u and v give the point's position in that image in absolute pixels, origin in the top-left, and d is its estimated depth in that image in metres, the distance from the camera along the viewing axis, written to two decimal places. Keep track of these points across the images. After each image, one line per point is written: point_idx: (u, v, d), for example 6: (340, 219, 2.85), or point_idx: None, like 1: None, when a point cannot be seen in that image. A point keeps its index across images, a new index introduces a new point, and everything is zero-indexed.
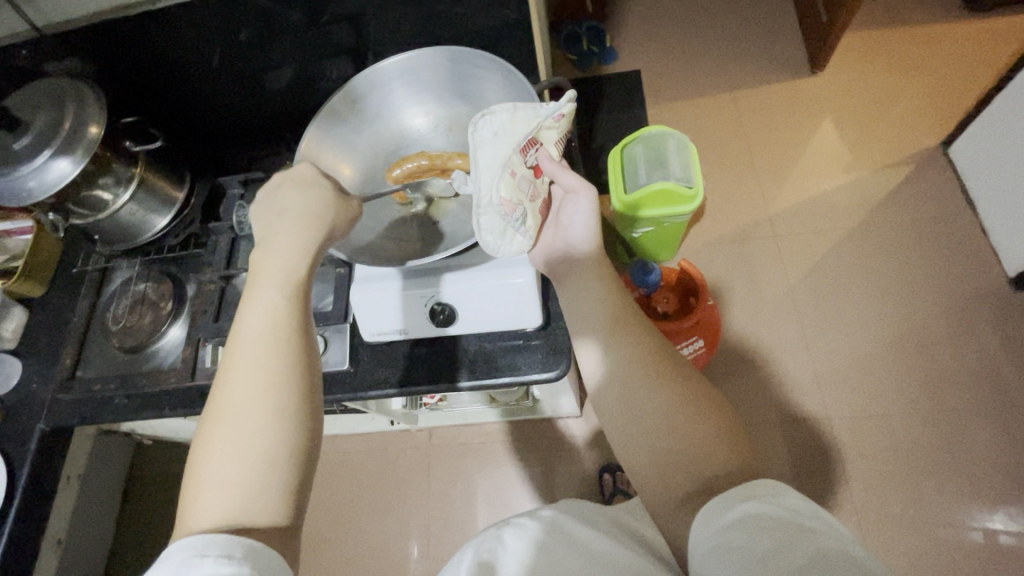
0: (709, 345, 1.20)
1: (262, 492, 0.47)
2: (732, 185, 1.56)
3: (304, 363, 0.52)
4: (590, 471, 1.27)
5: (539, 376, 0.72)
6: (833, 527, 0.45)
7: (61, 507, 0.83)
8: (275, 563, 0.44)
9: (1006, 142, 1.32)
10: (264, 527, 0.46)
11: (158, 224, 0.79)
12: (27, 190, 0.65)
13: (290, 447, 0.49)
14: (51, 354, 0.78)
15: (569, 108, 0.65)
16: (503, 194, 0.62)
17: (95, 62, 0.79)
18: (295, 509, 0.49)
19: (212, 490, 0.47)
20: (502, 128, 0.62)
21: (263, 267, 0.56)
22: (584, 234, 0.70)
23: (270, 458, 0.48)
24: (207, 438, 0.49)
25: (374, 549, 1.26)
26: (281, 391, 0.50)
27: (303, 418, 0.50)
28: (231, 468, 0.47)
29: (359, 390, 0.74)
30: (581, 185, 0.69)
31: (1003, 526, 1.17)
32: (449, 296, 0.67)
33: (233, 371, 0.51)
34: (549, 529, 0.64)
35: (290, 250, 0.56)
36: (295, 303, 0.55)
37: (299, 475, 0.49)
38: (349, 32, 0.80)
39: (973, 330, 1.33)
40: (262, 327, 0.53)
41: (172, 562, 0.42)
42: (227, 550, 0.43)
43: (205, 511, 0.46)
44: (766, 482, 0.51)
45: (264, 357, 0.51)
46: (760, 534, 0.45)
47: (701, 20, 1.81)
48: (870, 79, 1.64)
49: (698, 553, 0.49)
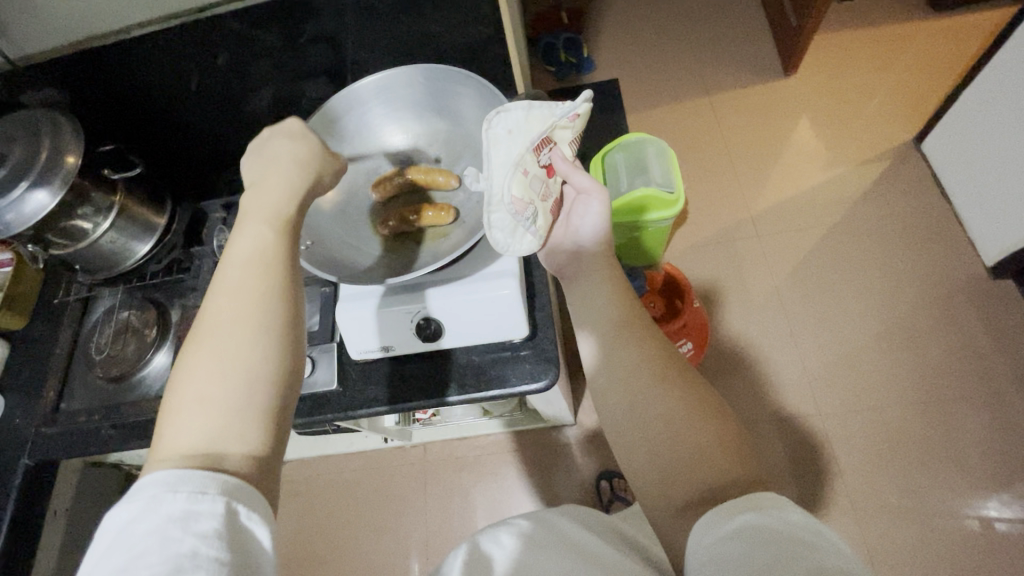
0: (698, 347, 1.18)
1: (244, 415, 0.44)
2: (715, 187, 1.55)
3: (290, 292, 0.49)
4: (586, 478, 1.26)
5: (528, 388, 0.68)
6: (834, 544, 0.43)
7: (50, 541, 0.82)
8: (254, 500, 0.42)
9: (979, 132, 1.31)
10: (241, 458, 0.43)
11: (140, 250, 0.79)
12: (6, 223, 0.64)
13: (275, 371, 0.46)
14: (32, 388, 0.78)
15: (585, 108, 0.64)
16: (515, 193, 0.60)
17: (70, 92, 0.79)
18: (276, 442, 0.45)
19: (189, 415, 0.43)
20: (516, 126, 0.61)
21: (253, 197, 0.54)
22: (595, 234, 0.69)
23: (253, 381, 0.45)
24: (186, 358, 0.46)
25: (373, 567, 1.25)
26: (270, 314, 0.47)
27: (288, 348, 0.47)
28: (208, 389, 0.44)
29: (348, 410, 0.70)
30: (593, 185, 0.67)
31: (998, 513, 1.16)
32: (435, 310, 0.65)
33: (218, 291, 0.48)
34: (544, 532, 0.63)
35: (281, 181, 0.55)
36: (284, 233, 0.52)
37: (282, 408, 0.46)
38: (327, 53, 0.80)
39: (960, 318, 1.33)
40: (251, 251, 0.50)
41: (142, 496, 0.39)
42: (201, 485, 0.40)
43: (181, 433, 0.43)
44: (772, 495, 0.48)
45: (252, 275, 0.48)
46: (758, 546, 0.43)
47: (677, 23, 1.81)
48: (845, 76, 1.63)
49: (693, 561, 0.47)
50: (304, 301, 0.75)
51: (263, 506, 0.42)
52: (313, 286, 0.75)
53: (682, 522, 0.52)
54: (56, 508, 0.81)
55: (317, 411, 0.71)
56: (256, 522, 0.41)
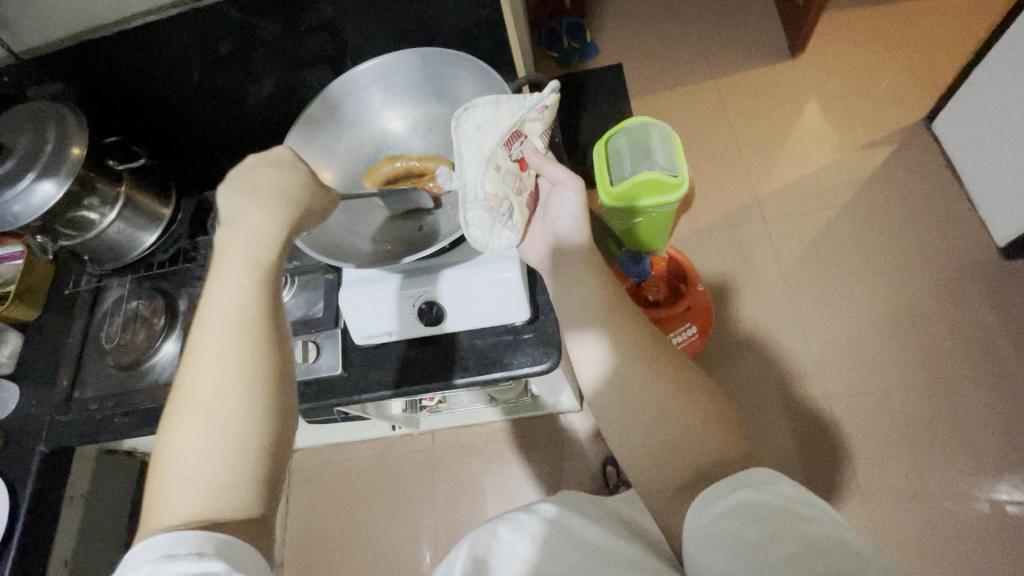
0: (702, 331, 1.20)
1: (233, 486, 0.45)
2: (721, 171, 1.53)
3: (274, 354, 0.50)
4: (591, 464, 1.27)
5: (530, 370, 0.69)
6: (828, 515, 0.43)
7: (66, 526, 0.84)
8: (249, 557, 0.44)
9: (989, 110, 1.29)
10: (234, 524, 0.45)
11: (146, 241, 0.81)
12: (14, 214, 0.65)
13: (261, 438, 0.47)
14: (46, 379, 0.80)
15: (553, 99, 0.64)
16: (488, 189, 0.60)
17: (75, 86, 0.82)
18: (266, 503, 0.47)
19: (178, 487, 0.45)
20: (485, 122, 0.62)
21: (229, 247, 0.52)
22: (572, 226, 0.67)
23: (242, 452, 0.46)
24: (173, 428, 0.47)
25: (383, 553, 1.27)
26: (252, 379, 0.48)
27: (275, 410, 0.48)
28: (197, 460, 0.45)
29: (353, 394, 0.71)
30: (567, 176, 0.67)
31: (1009, 495, 1.15)
32: (439, 294, 0.66)
33: (198, 356, 0.48)
34: (550, 527, 0.61)
35: (258, 229, 0.52)
36: (264, 285, 0.51)
37: (270, 471, 0.48)
38: (327, 39, 0.79)
39: (969, 299, 1.31)
40: (229, 312, 0.49)
41: (142, 563, 0.41)
42: (198, 547, 0.42)
43: (170, 508, 0.44)
44: (762, 468, 0.49)
45: (233, 345, 0.48)
46: (752, 523, 0.43)
47: (682, 6, 1.78)
48: (853, 57, 1.61)
49: (691, 542, 0.47)
50: (309, 287, 0.76)
51: (257, 561, 0.44)
52: (317, 273, 0.76)
53: (680, 506, 0.52)
54: (71, 494, 0.83)
55: (322, 397, 0.72)
56: None
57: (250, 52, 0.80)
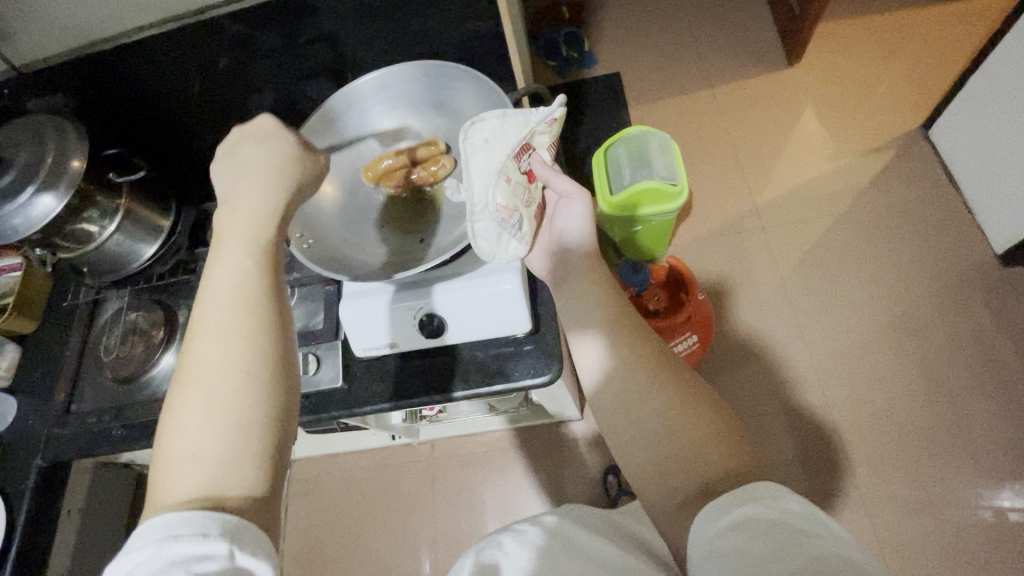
0: (702, 340, 1.20)
1: (239, 459, 0.45)
2: (719, 179, 1.54)
3: (276, 329, 0.50)
4: (592, 473, 1.26)
5: (532, 382, 0.68)
6: (834, 532, 0.43)
7: (63, 541, 0.84)
8: (256, 535, 0.43)
9: (985, 117, 1.30)
10: (239, 497, 0.44)
11: (146, 252, 0.80)
12: (13, 228, 0.65)
13: (265, 411, 0.47)
14: (42, 391, 0.79)
15: (561, 112, 0.64)
16: (499, 200, 0.61)
17: (72, 97, 0.81)
18: (273, 480, 0.47)
19: (184, 462, 0.45)
20: (493, 135, 0.63)
21: (230, 228, 0.53)
22: (581, 236, 0.68)
23: (247, 426, 0.46)
24: (177, 405, 0.47)
25: (383, 564, 1.26)
26: (253, 353, 0.48)
27: (277, 383, 0.48)
28: (201, 435, 0.45)
29: (354, 406, 0.71)
30: (574, 188, 0.67)
31: (1011, 503, 1.15)
32: (439, 306, 0.65)
33: (201, 333, 0.49)
34: (552, 537, 0.60)
35: (266, 214, 0.54)
36: (264, 265, 0.52)
37: (277, 444, 0.48)
38: (327, 52, 0.80)
39: (968, 306, 1.31)
40: (231, 290, 0.50)
41: (147, 542, 0.41)
42: (202, 527, 0.42)
43: (176, 484, 0.44)
44: (769, 483, 0.48)
45: (235, 320, 0.49)
46: (757, 539, 0.43)
47: (679, 15, 1.79)
48: (850, 65, 1.62)
49: (696, 556, 0.47)
50: (310, 298, 0.76)
51: (264, 541, 0.44)
52: (316, 285, 0.76)
53: (683, 519, 0.52)
54: (68, 509, 0.82)
55: (322, 409, 0.71)
56: (258, 560, 0.43)
57: (248, 65, 0.80)
